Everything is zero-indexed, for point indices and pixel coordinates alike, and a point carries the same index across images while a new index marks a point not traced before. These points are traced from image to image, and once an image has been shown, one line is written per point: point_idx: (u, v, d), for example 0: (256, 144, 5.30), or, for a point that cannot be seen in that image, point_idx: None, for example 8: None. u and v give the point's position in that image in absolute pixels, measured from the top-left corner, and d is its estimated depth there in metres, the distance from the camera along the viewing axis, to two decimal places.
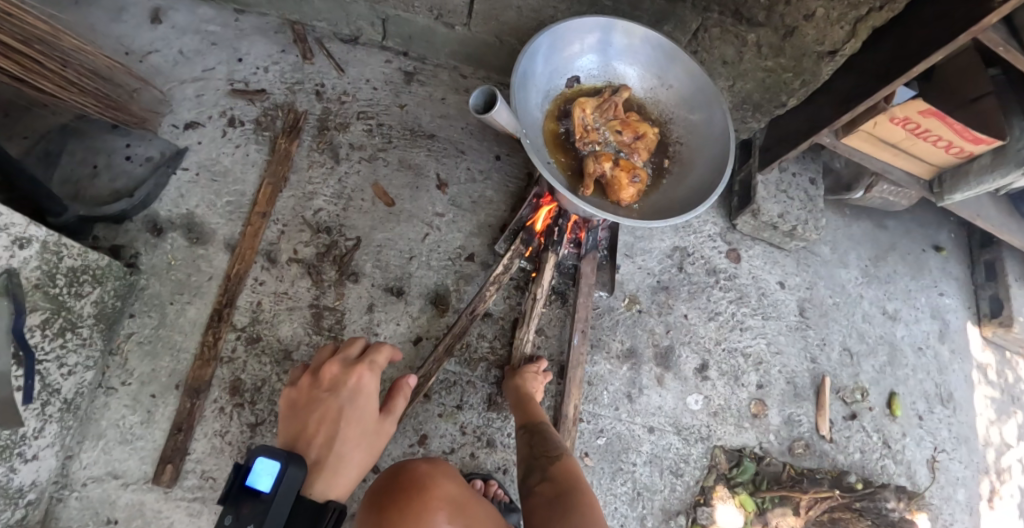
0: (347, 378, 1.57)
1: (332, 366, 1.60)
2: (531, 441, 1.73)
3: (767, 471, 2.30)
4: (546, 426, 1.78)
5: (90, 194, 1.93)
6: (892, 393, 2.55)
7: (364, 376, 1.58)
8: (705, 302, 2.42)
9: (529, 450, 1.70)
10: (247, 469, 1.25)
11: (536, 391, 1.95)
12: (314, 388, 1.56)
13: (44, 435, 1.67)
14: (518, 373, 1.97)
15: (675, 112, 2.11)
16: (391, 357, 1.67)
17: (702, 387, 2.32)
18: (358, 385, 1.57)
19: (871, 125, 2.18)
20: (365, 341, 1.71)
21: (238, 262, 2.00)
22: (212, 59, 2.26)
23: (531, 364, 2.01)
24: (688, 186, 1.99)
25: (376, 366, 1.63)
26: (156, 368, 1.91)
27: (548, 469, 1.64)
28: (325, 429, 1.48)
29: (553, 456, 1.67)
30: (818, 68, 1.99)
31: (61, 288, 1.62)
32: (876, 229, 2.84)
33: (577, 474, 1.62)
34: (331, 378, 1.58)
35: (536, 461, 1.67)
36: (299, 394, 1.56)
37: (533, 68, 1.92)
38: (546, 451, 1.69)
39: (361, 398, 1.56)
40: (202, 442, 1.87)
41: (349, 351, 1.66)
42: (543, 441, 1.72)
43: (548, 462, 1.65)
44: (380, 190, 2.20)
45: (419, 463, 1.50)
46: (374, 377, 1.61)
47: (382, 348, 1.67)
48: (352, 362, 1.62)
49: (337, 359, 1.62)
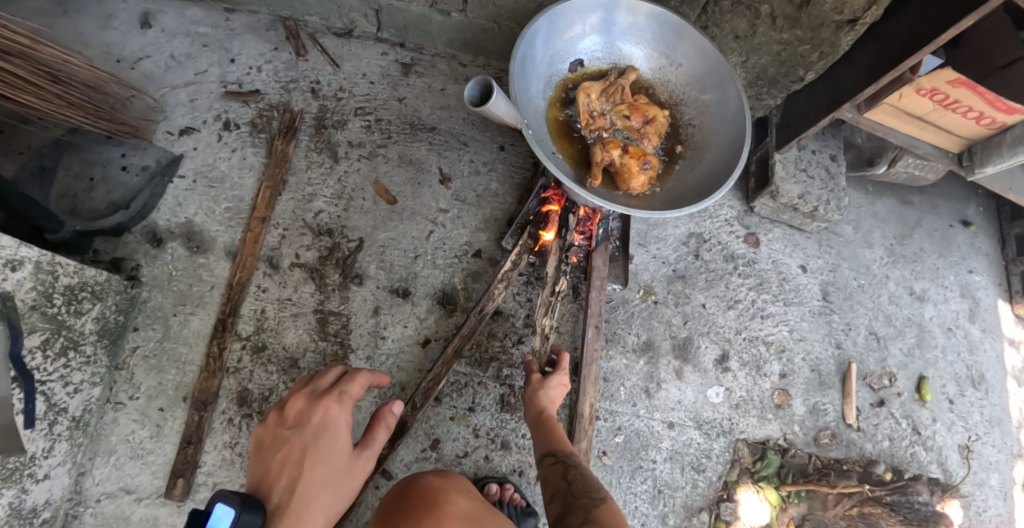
0: (313, 411, 1.44)
1: (297, 400, 1.47)
2: (567, 475, 1.56)
3: (792, 463, 2.23)
4: (579, 461, 1.62)
5: (88, 207, 1.90)
6: (921, 377, 2.44)
7: (331, 408, 1.45)
8: (724, 290, 2.32)
9: (567, 487, 1.53)
10: (203, 515, 1.11)
11: (553, 407, 1.79)
12: (279, 425, 1.43)
13: (54, 455, 1.66)
14: (542, 389, 1.81)
15: (685, 92, 2.00)
16: (365, 386, 1.55)
17: (723, 379, 2.24)
18: (326, 419, 1.44)
19: (896, 98, 2.05)
20: (336, 370, 1.58)
21: (240, 270, 1.96)
22: (203, 61, 2.19)
23: (554, 374, 1.85)
24: (702, 171, 1.88)
25: (347, 396, 1.50)
26: (162, 381, 1.88)
27: (591, 510, 1.44)
28: (288, 471, 1.33)
29: (596, 497, 1.49)
30: (837, 38, 1.87)
31: (59, 307, 1.59)
32: (902, 205, 2.70)
33: (621, 519, 1.43)
34: (296, 413, 1.45)
35: (577, 500, 1.48)
36: (265, 432, 1.43)
37: (532, 53, 1.83)
38: (588, 492, 1.51)
39: (330, 433, 1.42)
40: (212, 455, 1.84)
41: (319, 382, 1.54)
42: (581, 478, 1.56)
43: (592, 503, 1.46)
44: (380, 188, 2.13)
45: (431, 478, 1.48)
46: (344, 409, 1.47)
47: (356, 376, 1.55)
48: (321, 393, 1.50)
49: (304, 393, 1.50)
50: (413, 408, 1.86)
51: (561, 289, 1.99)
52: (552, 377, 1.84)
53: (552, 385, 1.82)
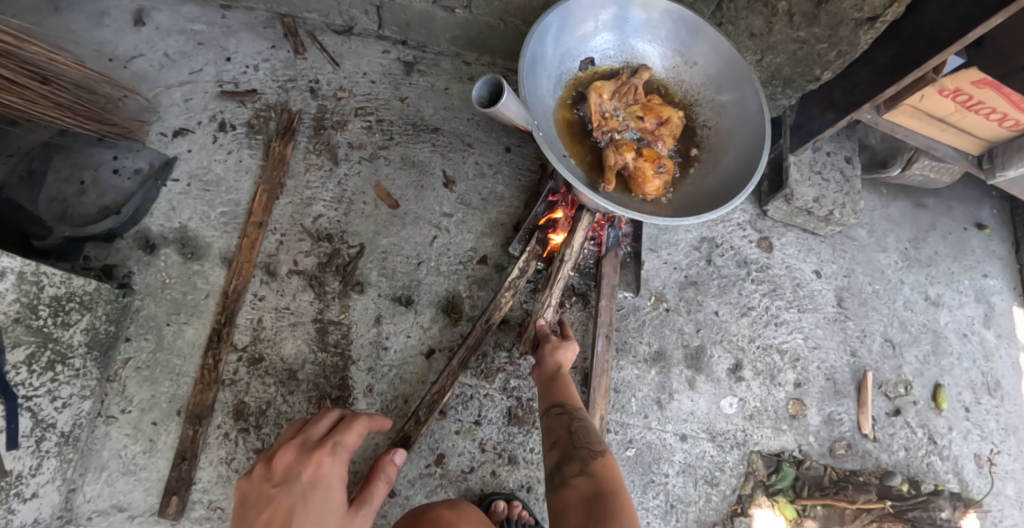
0: (303, 466, 1.35)
1: (287, 453, 1.38)
2: (570, 427, 1.54)
3: (808, 475, 2.16)
4: (585, 414, 1.59)
5: (78, 213, 1.81)
6: (938, 385, 2.37)
7: (323, 463, 1.36)
8: (736, 296, 2.25)
9: (568, 436, 1.52)
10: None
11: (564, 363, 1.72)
12: (266, 481, 1.33)
13: (42, 472, 1.58)
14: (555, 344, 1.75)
15: (701, 92, 1.92)
16: (360, 435, 1.47)
17: (736, 389, 2.17)
18: (317, 475, 1.34)
19: (917, 99, 1.98)
20: (331, 416, 1.53)
21: (236, 277, 1.88)
22: (199, 60, 2.11)
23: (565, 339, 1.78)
24: (719, 175, 1.80)
25: (341, 447, 1.42)
26: (156, 394, 1.80)
27: (588, 463, 1.44)
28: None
29: (595, 448, 1.49)
30: (856, 37, 1.79)
31: (46, 319, 1.52)
32: (917, 208, 2.63)
33: (618, 475, 1.43)
34: (285, 468, 1.35)
35: (576, 451, 1.48)
36: (251, 489, 1.33)
37: (543, 51, 1.75)
38: (588, 443, 1.50)
39: (321, 491, 1.31)
40: (208, 471, 1.77)
41: (312, 431, 1.47)
42: (583, 429, 1.54)
43: (590, 455, 1.46)
44: (382, 191, 2.05)
45: (441, 510, 1.45)
46: (338, 462, 1.38)
47: (350, 425, 1.47)
48: (311, 446, 1.41)
49: (295, 444, 1.42)
50: (417, 423, 1.79)
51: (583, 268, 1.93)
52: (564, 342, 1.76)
53: (568, 348, 1.74)
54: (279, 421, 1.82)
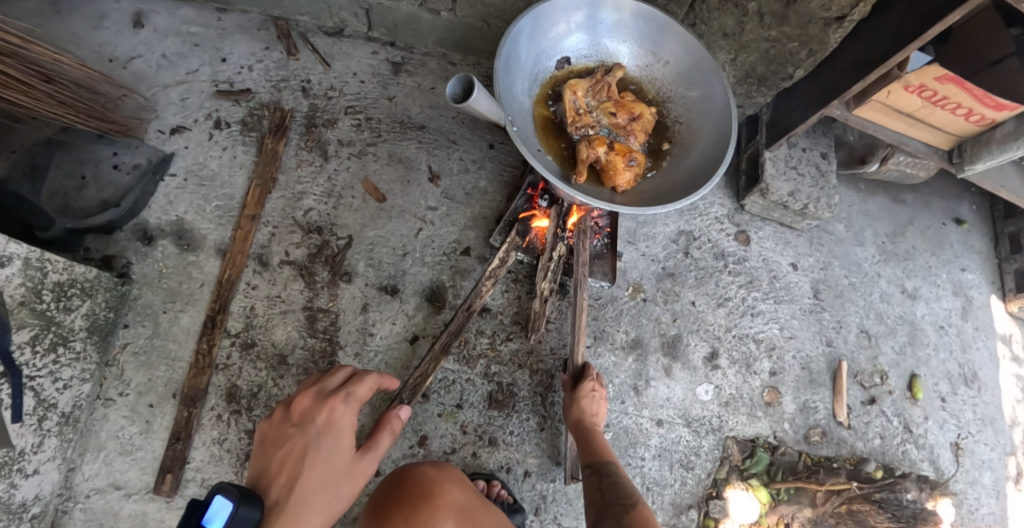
0: (319, 411, 1.43)
1: (304, 398, 1.45)
2: (601, 485, 1.62)
3: (782, 461, 2.23)
4: (615, 469, 1.68)
5: (79, 206, 1.91)
6: (912, 375, 2.43)
7: (337, 409, 1.44)
8: (713, 287, 2.33)
9: (601, 497, 1.59)
10: (202, 506, 1.11)
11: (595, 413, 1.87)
12: (283, 421, 1.41)
13: (44, 450, 1.67)
14: (579, 404, 1.86)
15: (672, 89, 2.00)
16: (372, 388, 1.53)
17: (712, 377, 2.24)
18: (331, 419, 1.42)
19: (885, 95, 2.05)
20: (345, 371, 1.57)
21: (229, 267, 1.97)
22: (195, 61, 2.21)
23: (588, 378, 1.91)
24: (688, 168, 1.88)
25: (353, 398, 1.48)
26: (152, 378, 1.89)
27: (623, 515, 1.50)
28: (289, 468, 1.31)
29: (627, 503, 1.55)
30: (826, 35, 1.89)
31: (48, 303, 1.61)
32: (894, 203, 2.70)
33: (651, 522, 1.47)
34: (301, 411, 1.43)
35: (608, 508, 1.54)
36: (269, 427, 1.41)
37: (518, 51, 1.83)
38: (619, 498, 1.57)
39: (334, 433, 1.41)
40: (201, 451, 1.85)
41: (327, 381, 1.52)
42: (614, 486, 1.61)
43: (623, 509, 1.52)
44: (370, 186, 2.14)
45: (426, 468, 1.56)
46: (350, 411, 1.46)
47: (364, 378, 1.53)
48: (328, 393, 1.48)
49: (312, 391, 1.48)
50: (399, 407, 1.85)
51: (559, 255, 2.02)
52: (585, 384, 1.90)
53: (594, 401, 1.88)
54: (269, 403, 1.91)
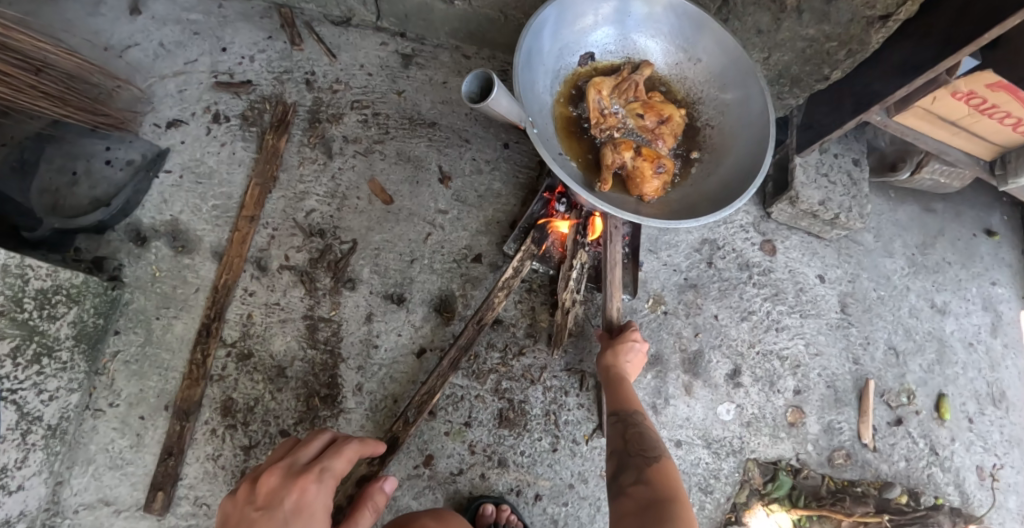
0: (288, 492, 1.25)
1: (272, 476, 1.28)
2: (626, 435, 1.56)
3: (804, 485, 2.13)
4: (641, 420, 1.60)
5: (69, 204, 1.80)
6: (941, 395, 2.30)
7: (308, 490, 1.26)
8: (737, 300, 2.20)
9: (623, 447, 1.53)
10: None
11: (631, 364, 1.75)
12: (248, 504, 1.24)
13: (28, 465, 1.58)
14: (614, 348, 1.75)
15: (704, 90, 1.86)
16: (352, 460, 1.37)
17: (734, 395, 2.12)
18: (301, 501, 1.24)
19: (929, 101, 1.89)
20: (321, 440, 1.41)
21: (226, 272, 1.85)
22: (194, 50, 2.08)
23: (630, 330, 1.77)
24: (720, 177, 1.75)
25: (329, 474, 1.31)
26: (144, 388, 1.79)
27: (644, 470, 1.45)
28: None
29: (651, 456, 1.49)
30: (867, 36, 1.71)
31: (31, 312, 1.52)
32: (925, 213, 2.52)
33: (676, 483, 1.41)
34: (268, 492, 1.25)
35: (631, 459, 1.49)
36: (232, 509, 1.24)
37: (540, 46, 1.69)
38: (643, 450, 1.51)
39: (305, 518, 1.22)
40: (194, 467, 1.75)
41: (301, 453, 1.37)
42: (639, 438, 1.54)
43: (644, 463, 1.46)
44: (376, 186, 2.01)
45: (425, 519, 1.47)
46: (324, 490, 1.28)
47: (341, 449, 1.36)
48: (299, 470, 1.31)
49: (282, 466, 1.32)
50: (405, 423, 1.76)
51: (581, 261, 1.92)
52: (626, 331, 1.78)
53: (632, 351, 1.75)
54: (266, 418, 1.80)
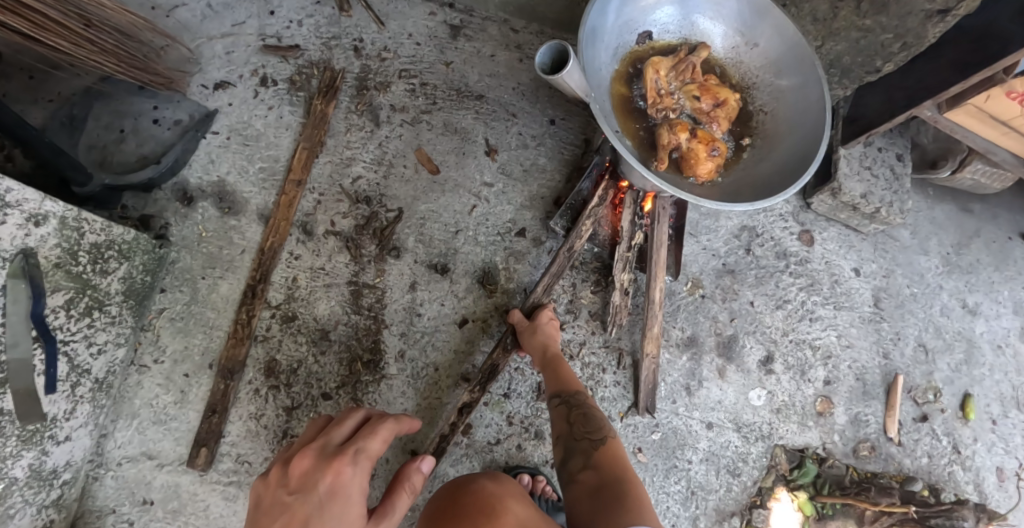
0: (321, 475, 1.08)
1: (304, 457, 1.13)
2: (570, 418, 1.57)
3: (829, 474, 2.16)
4: (583, 398, 1.62)
5: (117, 160, 1.78)
6: (967, 395, 2.31)
7: (343, 472, 1.09)
8: (773, 288, 2.21)
9: (568, 430, 1.55)
10: None
11: (557, 337, 1.81)
12: (280, 487, 1.09)
13: (76, 416, 1.59)
14: (534, 328, 1.79)
15: (759, 75, 1.84)
16: (387, 441, 1.21)
17: (766, 382, 2.15)
18: (336, 485, 1.07)
19: (982, 99, 1.84)
20: (355, 419, 1.27)
21: (273, 235, 1.86)
22: (241, 12, 2.04)
23: (543, 308, 1.86)
24: (773, 163, 1.75)
25: (364, 455, 1.15)
26: (188, 346, 1.81)
27: (591, 455, 1.46)
28: None
29: (595, 439, 1.51)
30: (924, 30, 1.69)
31: (85, 266, 1.51)
32: (963, 213, 2.50)
33: (623, 463, 1.44)
34: (301, 475, 1.10)
35: (577, 443, 1.51)
36: (264, 493, 1.10)
37: (602, 22, 1.68)
38: (588, 432, 1.53)
39: (341, 504, 1.05)
40: (237, 425, 1.79)
41: (332, 435, 1.22)
42: (583, 419, 1.56)
43: (591, 446, 1.48)
44: (423, 155, 2.01)
45: (485, 482, 1.33)
46: (361, 473, 1.11)
47: (376, 429, 1.21)
48: (331, 452, 1.15)
49: (314, 449, 1.16)
50: (505, 350, 1.84)
51: (637, 244, 1.94)
52: (540, 313, 1.84)
53: (546, 325, 1.81)
54: (309, 381, 1.83)
